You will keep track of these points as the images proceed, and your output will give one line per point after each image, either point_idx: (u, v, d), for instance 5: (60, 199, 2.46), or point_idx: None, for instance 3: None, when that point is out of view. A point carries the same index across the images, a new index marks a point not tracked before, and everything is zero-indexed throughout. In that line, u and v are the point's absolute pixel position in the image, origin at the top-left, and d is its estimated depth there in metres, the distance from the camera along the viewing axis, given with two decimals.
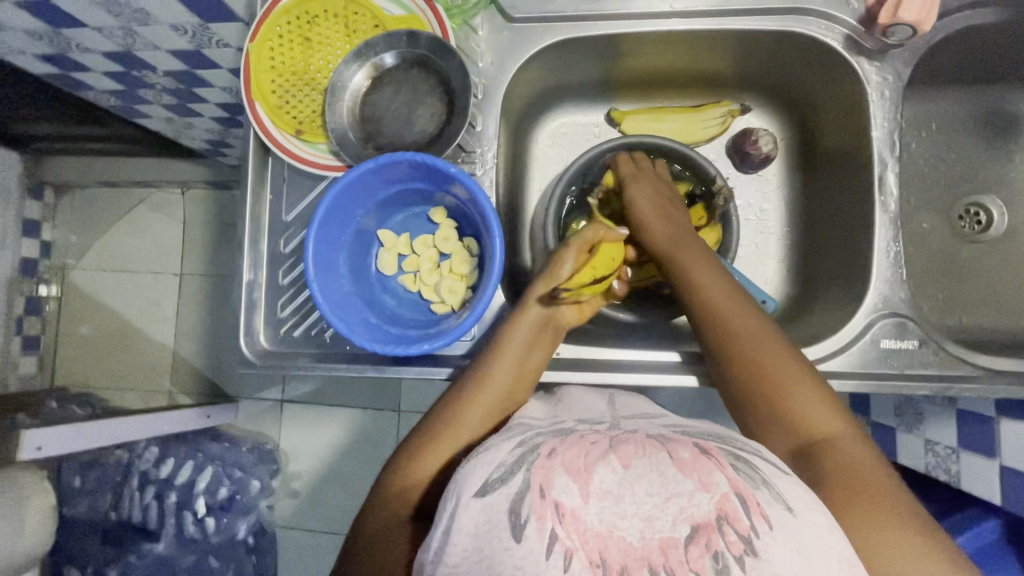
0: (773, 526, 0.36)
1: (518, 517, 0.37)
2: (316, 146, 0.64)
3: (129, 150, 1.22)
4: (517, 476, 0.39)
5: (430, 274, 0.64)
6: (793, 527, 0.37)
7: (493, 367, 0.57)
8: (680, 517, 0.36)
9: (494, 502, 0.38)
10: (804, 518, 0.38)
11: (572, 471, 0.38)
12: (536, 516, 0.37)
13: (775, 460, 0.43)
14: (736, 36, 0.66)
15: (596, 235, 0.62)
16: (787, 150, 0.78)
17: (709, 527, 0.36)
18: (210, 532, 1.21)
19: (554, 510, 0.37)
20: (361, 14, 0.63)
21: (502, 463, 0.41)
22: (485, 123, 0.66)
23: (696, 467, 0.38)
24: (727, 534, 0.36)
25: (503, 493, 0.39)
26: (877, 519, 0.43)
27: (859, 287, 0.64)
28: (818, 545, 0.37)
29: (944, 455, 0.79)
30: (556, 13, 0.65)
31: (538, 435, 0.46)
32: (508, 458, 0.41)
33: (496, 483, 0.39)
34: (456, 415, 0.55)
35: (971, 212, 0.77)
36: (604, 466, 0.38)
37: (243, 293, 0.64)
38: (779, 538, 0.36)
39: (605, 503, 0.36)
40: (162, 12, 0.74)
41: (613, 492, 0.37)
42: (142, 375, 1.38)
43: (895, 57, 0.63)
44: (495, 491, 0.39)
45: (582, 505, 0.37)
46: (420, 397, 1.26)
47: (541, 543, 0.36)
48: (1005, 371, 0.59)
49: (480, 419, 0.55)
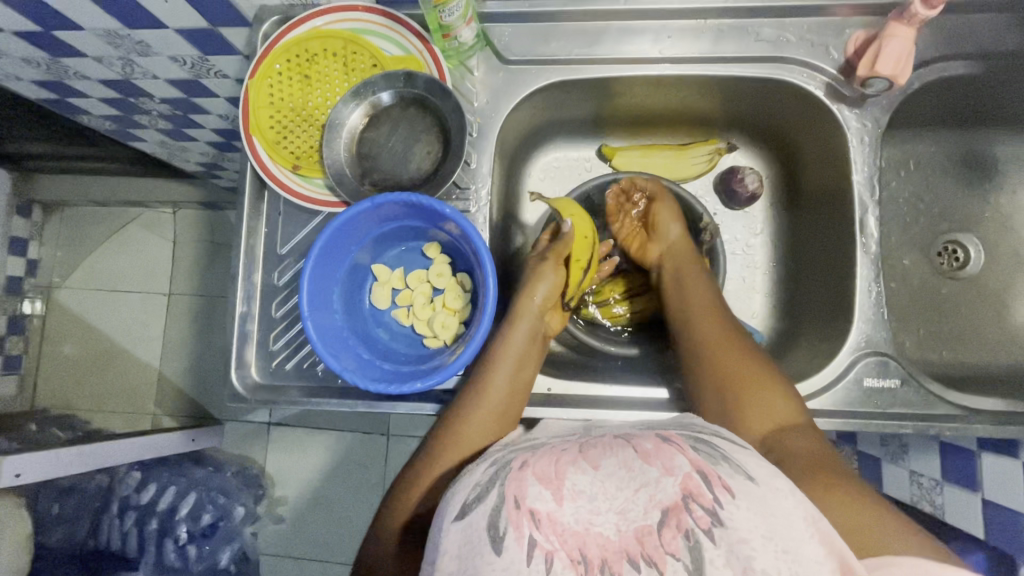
0: (736, 495, 0.37)
1: (496, 531, 0.37)
2: (313, 181, 0.66)
3: (124, 170, 1.23)
4: (492, 493, 0.39)
5: (423, 309, 0.65)
6: (756, 494, 0.38)
7: (488, 381, 0.57)
8: (650, 504, 0.37)
9: (473, 521, 0.38)
10: (767, 485, 0.39)
11: (544, 479, 0.38)
12: (513, 527, 0.36)
13: (734, 437, 0.45)
14: (722, 81, 0.69)
15: (568, 248, 0.65)
16: (772, 187, 0.80)
17: (676, 508, 0.37)
18: (191, 560, 1.18)
19: (530, 518, 0.37)
20: (359, 54, 0.65)
21: (476, 483, 0.41)
22: (480, 160, 0.67)
23: (659, 455, 0.39)
24: (694, 510, 0.37)
25: (481, 511, 0.38)
26: (850, 502, 0.46)
27: (841, 329, 0.66)
28: (781, 506, 0.37)
29: (928, 486, 0.81)
30: (550, 57, 0.68)
31: (511, 451, 0.46)
32: (481, 478, 0.41)
33: (474, 503, 0.39)
34: (455, 431, 0.54)
35: (949, 249, 0.79)
36: (575, 469, 0.39)
37: (235, 325, 0.65)
38: (742, 505, 0.37)
39: (579, 502, 0.37)
40: (163, 45, 0.75)
41: (586, 491, 0.37)
42: (125, 397, 1.35)
43: (873, 105, 0.66)
44: (473, 510, 0.38)
45: (557, 508, 0.37)
46: (410, 422, 1.26)
47: (521, 551, 0.36)
48: (985, 411, 0.61)
49: (499, 400, 0.56)
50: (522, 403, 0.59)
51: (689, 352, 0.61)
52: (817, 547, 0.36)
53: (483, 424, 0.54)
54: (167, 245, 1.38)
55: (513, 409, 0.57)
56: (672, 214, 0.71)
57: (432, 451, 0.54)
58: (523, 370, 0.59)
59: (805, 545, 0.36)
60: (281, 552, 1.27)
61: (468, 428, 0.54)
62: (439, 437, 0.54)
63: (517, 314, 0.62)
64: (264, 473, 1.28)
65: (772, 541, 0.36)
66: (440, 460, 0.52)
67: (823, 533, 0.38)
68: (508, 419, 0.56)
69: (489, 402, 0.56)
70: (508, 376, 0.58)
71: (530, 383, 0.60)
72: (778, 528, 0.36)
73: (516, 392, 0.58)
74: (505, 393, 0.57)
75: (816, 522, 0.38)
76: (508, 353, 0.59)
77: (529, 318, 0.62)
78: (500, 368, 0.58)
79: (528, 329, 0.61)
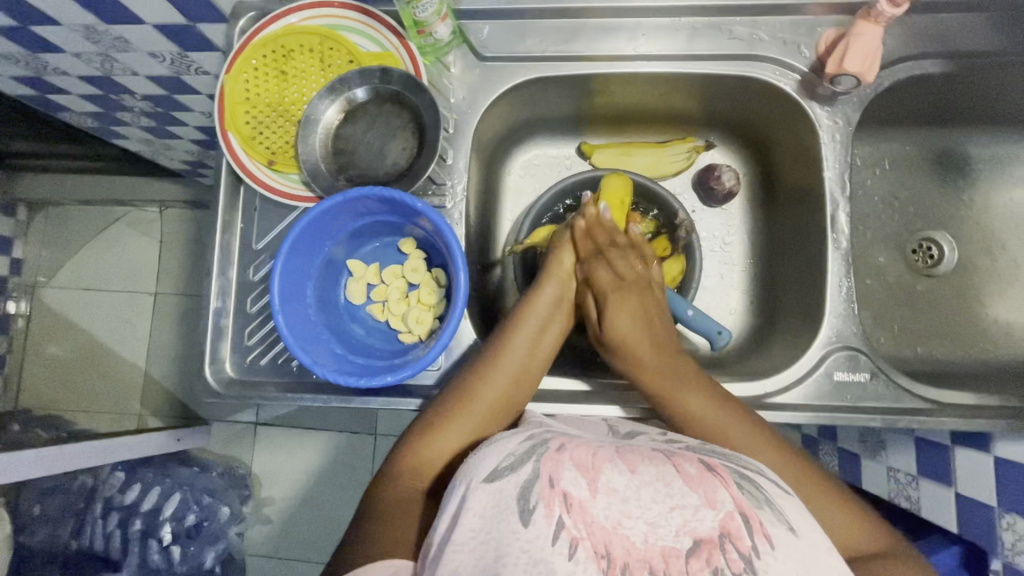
0: (775, 546, 0.36)
1: (527, 503, 0.37)
2: (288, 177, 0.66)
3: (110, 168, 1.22)
4: (526, 466, 0.40)
5: (398, 304, 0.65)
6: (795, 548, 0.36)
7: (507, 343, 0.59)
8: (683, 529, 0.36)
9: (503, 488, 0.39)
10: (808, 540, 0.37)
11: (581, 466, 0.39)
12: (544, 503, 0.37)
13: (778, 480, 0.42)
14: (698, 79, 0.69)
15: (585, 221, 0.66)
16: (749, 185, 0.81)
17: (710, 543, 0.36)
18: (175, 561, 1.16)
19: (562, 499, 0.37)
20: (336, 50, 0.65)
21: (512, 453, 0.41)
22: (456, 156, 0.68)
23: (701, 483, 0.38)
24: (729, 552, 0.35)
25: (512, 480, 0.39)
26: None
27: (813, 324, 0.67)
28: (819, 565, 0.36)
29: (905, 482, 0.81)
30: (526, 54, 0.68)
31: (548, 431, 0.46)
32: (518, 449, 0.42)
33: (506, 471, 0.40)
34: (470, 388, 0.56)
35: (923, 247, 0.80)
36: (611, 467, 0.39)
37: (210, 320, 0.64)
38: (779, 557, 0.36)
39: (611, 499, 0.37)
40: (141, 41, 0.75)
41: (620, 491, 0.38)
42: (110, 397, 1.33)
43: (843, 103, 0.67)
44: (505, 478, 0.39)
45: (590, 499, 0.37)
46: (396, 421, 1.26)
47: (547, 529, 0.36)
48: (954, 404, 0.62)
49: (508, 376, 0.57)
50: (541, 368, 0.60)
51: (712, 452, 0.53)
52: None
53: (500, 385, 0.56)
54: (152, 245, 1.37)
55: (521, 392, 0.57)
56: (628, 313, 0.61)
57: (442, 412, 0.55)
58: (536, 347, 0.60)
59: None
60: (268, 552, 1.26)
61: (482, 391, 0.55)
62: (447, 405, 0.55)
63: (546, 277, 0.65)
64: (250, 473, 1.28)
65: None
66: (450, 425, 0.53)
67: None
68: (517, 390, 0.57)
69: (502, 367, 0.57)
70: (525, 346, 0.59)
71: (550, 353, 0.61)
72: None
73: (523, 379, 0.57)
74: (513, 373, 0.57)
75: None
76: (529, 317, 0.61)
77: (557, 282, 0.64)
78: (522, 330, 0.60)
79: (552, 296, 0.64)
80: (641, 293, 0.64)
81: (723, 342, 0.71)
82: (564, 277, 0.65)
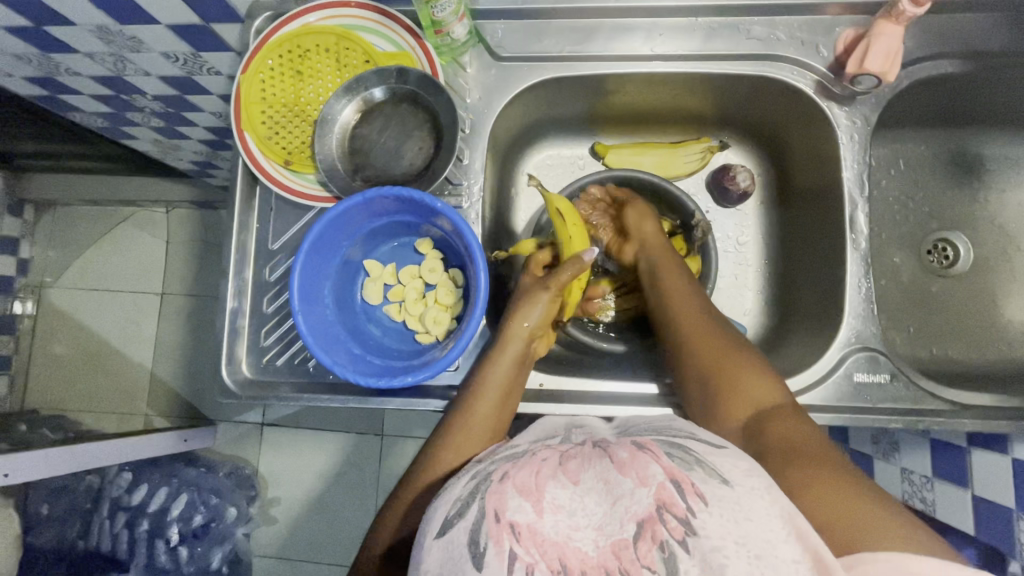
0: (709, 503, 0.35)
1: (476, 546, 0.35)
2: (304, 177, 0.66)
3: (118, 169, 1.22)
4: (472, 508, 0.37)
5: (415, 304, 0.65)
6: (731, 499, 0.36)
7: (487, 377, 0.58)
8: (626, 517, 0.35)
9: (454, 538, 0.37)
10: (741, 487, 0.37)
11: (524, 490, 0.36)
12: (493, 542, 0.35)
13: (709, 438, 0.43)
14: (715, 79, 0.69)
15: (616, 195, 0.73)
16: (764, 185, 0.80)
17: (651, 519, 0.35)
18: (183, 561, 1.17)
19: (510, 532, 0.35)
20: (352, 50, 0.65)
21: (458, 498, 0.39)
22: (472, 156, 0.67)
23: (633, 465, 0.37)
24: (668, 521, 0.35)
25: (462, 527, 0.37)
26: (873, 531, 0.40)
27: (831, 325, 0.66)
28: (757, 509, 0.36)
29: (919, 483, 0.81)
30: (542, 53, 0.68)
31: (493, 462, 0.43)
32: (462, 493, 0.39)
33: (455, 519, 0.37)
34: (453, 431, 0.54)
35: (939, 247, 0.80)
36: (555, 483, 0.36)
37: (226, 321, 0.64)
38: (715, 512, 0.35)
39: (559, 516, 0.35)
40: (155, 41, 0.74)
41: (565, 505, 0.35)
42: (118, 397, 1.34)
43: (862, 103, 0.66)
44: (454, 527, 0.37)
45: (537, 520, 0.35)
46: (405, 422, 1.25)
47: (501, 566, 0.34)
48: (973, 405, 0.61)
49: (495, 400, 0.57)
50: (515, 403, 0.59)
51: (705, 382, 0.56)
52: (800, 554, 0.35)
53: (483, 429, 0.54)
54: (159, 245, 1.37)
55: (513, 399, 0.59)
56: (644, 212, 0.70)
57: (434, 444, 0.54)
58: (512, 385, 0.58)
59: (777, 545, 0.35)
60: (274, 554, 1.26)
61: (477, 410, 0.55)
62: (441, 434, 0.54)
63: (505, 337, 0.59)
64: (257, 474, 1.28)
65: (745, 546, 0.34)
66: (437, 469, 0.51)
67: (798, 530, 0.36)
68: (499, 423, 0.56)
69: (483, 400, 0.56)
70: (501, 381, 0.58)
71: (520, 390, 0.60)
72: (750, 539, 0.34)
73: (508, 399, 0.58)
74: (498, 394, 0.57)
75: (790, 516, 0.37)
76: (501, 362, 0.59)
77: (519, 341, 0.59)
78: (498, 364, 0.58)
79: (518, 353, 0.59)
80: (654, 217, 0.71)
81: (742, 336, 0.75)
82: (523, 337, 0.59)
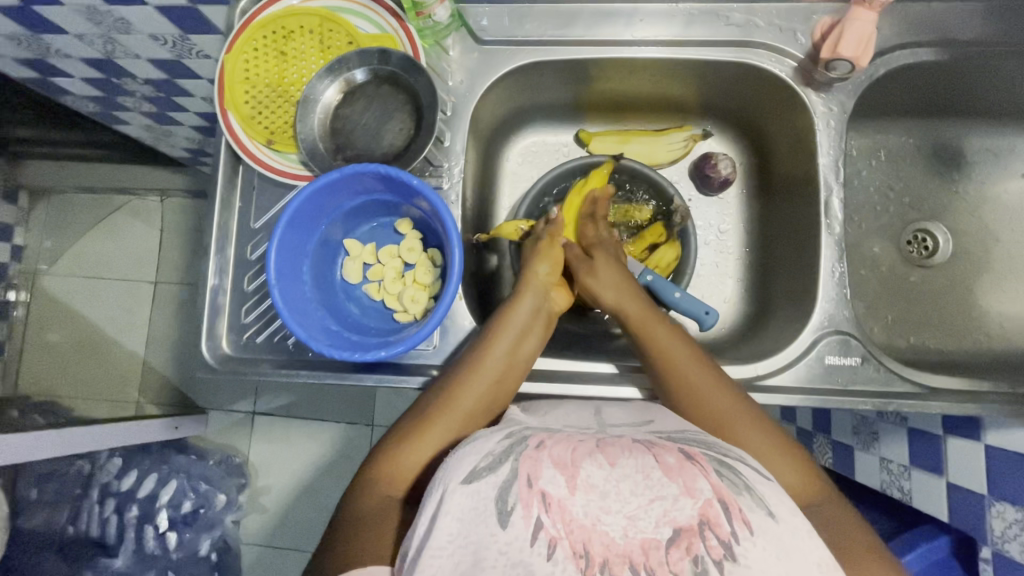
0: (754, 531, 0.36)
1: (505, 504, 0.38)
2: (286, 156, 0.66)
3: (111, 157, 1.23)
4: (504, 466, 0.40)
5: (394, 284, 0.66)
6: (774, 532, 0.37)
7: (493, 344, 0.58)
8: (663, 519, 0.36)
9: (481, 490, 0.39)
10: (787, 524, 0.38)
11: (560, 464, 0.39)
12: (522, 504, 0.37)
13: (758, 466, 0.43)
14: (695, 66, 0.70)
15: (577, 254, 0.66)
16: (745, 173, 0.81)
17: (691, 531, 0.36)
18: (170, 548, 1.17)
19: (541, 499, 0.37)
20: (335, 32, 0.66)
21: (490, 453, 0.41)
22: (453, 138, 0.68)
23: (681, 472, 0.39)
24: (708, 539, 0.36)
25: (491, 482, 0.39)
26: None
27: (806, 309, 0.67)
28: (798, 546, 0.37)
29: (897, 472, 0.80)
30: (525, 37, 0.68)
31: (528, 428, 0.46)
32: (496, 448, 0.42)
33: (484, 472, 0.40)
34: (450, 397, 0.55)
35: (918, 238, 0.80)
36: (591, 462, 0.39)
37: (207, 297, 0.65)
38: (759, 543, 0.36)
39: (590, 496, 0.37)
40: (143, 22, 0.75)
41: (599, 487, 0.38)
42: (109, 383, 1.34)
43: (839, 90, 0.67)
44: (482, 479, 0.39)
45: (569, 496, 0.37)
46: (393, 410, 1.26)
47: (526, 529, 0.37)
48: (944, 388, 0.62)
49: (496, 372, 0.57)
50: (517, 377, 0.59)
51: None
52: None
53: (479, 395, 0.56)
54: (154, 234, 1.38)
55: (513, 373, 0.58)
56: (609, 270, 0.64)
57: (440, 397, 0.56)
58: (522, 346, 0.59)
59: None
60: (263, 542, 1.27)
61: (490, 361, 0.57)
62: (446, 389, 0.56)
63: (523, 290, 0.63)
64: (246, 462, 1.28)
65: None
66: (430, 433, 0.53)
67: None
68: (497, 395, 0.57)
69: (489, 363, 0.57)
70: (506, 348, 0.58)
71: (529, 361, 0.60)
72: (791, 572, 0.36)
73: (514, 364, 0.58)
74: (502, 361, 0.58)
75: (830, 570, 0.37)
76: (509, 324, 0.60)
77: (535, 293, 0.63)
78: (503, 336, 0.59)
79: (531, 309, 0.62)
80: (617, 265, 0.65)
81: (713, 325, 0.69)
82: (540, 290, 0.63)
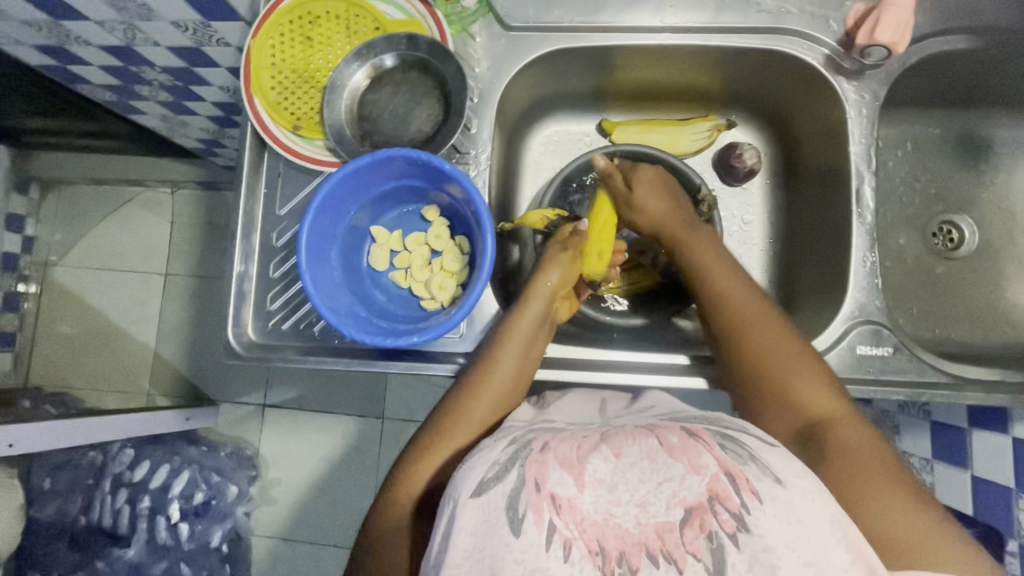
0: (763, 501, 0.36)
1: (515, 513, 0.36)
2: (313, 142, 0.66)
3: (122, 147, 1.22)
4: (510, 473, 0.38)
5: (421, 271, 0.65)
6: (783, 499, 0.36)
7: (501, 352, 0.57)
8: (673, 501, 0.36)
9: (492, 500, 0.37)
10: (795, 488, 0.37)
11: (565, 464, 0.38)
12: (533, 510, 0.36)
13: (761, 434, 0.43)
14: (724, 53, 0.69)
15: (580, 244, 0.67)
16: (769, 164, 0.81)
17: (701, 508, 0.36)
18: (183, 538, 1.16)
19: (551, 502, 0.36)
20: (362, 17, 0.65)
21: (496, 462, 0.40)
22: (480, 126, 0.68)
23: (685, 451, 0.38)
24: (720, 513, 0.36)
25: (499, 491, 0.37)
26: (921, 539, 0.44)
27: (836, 297, 0.67)
28: (809, 509, 0.37)
29: (918, 465, 0.81)
30: (552, 24, 0.68)
31: (530, 432, 0.45)
32: (501, 457, 0.40)
33: (491, 482, 0.38)
34: (461, 406, 0.54)
35: (944, 230, 0.80)
36: (596, 455, 0.38)
37: (232, 285, 0.65)
38: (768, 510, 0.36)
39: (599, 492, 0.36)
40: (165, 9, 0.75)
41: (606, 480, 0.37)
42: (121, 375, 1.34)
43: (870, 78, 0.66)
44: (492, 489, 0.38)
45: (578, 495, 0.36)
46: (407, 402, 1.26)
47: (540, 535, 0.35)
48: (974, 379, 0.62)
49: (509, 376, 0.56)
50: (526, 384, 0.58)
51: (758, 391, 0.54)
52: (845, 556, 0.36)
53: (492, 403, 0.55)
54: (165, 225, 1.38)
55: (523, 379, 0.58)
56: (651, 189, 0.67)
57: (450, 408, 0.54)
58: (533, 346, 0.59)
59: (828, 550, 0.36)
60: (275, 534, 1.27)
61: (500, 368, 0.56)
62: (456, 399, 0.55)
63: (528, 296, 0.62)
64: (258, 454, 1.28)
65: (796, 551, 0.35)
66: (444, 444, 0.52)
67: (851, 540, 0.37)
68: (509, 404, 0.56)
69: (500, 368, 0.56)
70: (516, 357, 0.57)
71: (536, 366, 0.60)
72: (803, 536, 0.35)
73: (523, 372, 0.57)
74: (510, 373, 0.56)
75: (843, 526, 0.37)
76: (514, 330, 0.59)
77: (541, 301, 0.61)
78: (511, 345, 0.57)
79: (540, 312, 0.61)
80: (661, 183, 0.68)
81: None
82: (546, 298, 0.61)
